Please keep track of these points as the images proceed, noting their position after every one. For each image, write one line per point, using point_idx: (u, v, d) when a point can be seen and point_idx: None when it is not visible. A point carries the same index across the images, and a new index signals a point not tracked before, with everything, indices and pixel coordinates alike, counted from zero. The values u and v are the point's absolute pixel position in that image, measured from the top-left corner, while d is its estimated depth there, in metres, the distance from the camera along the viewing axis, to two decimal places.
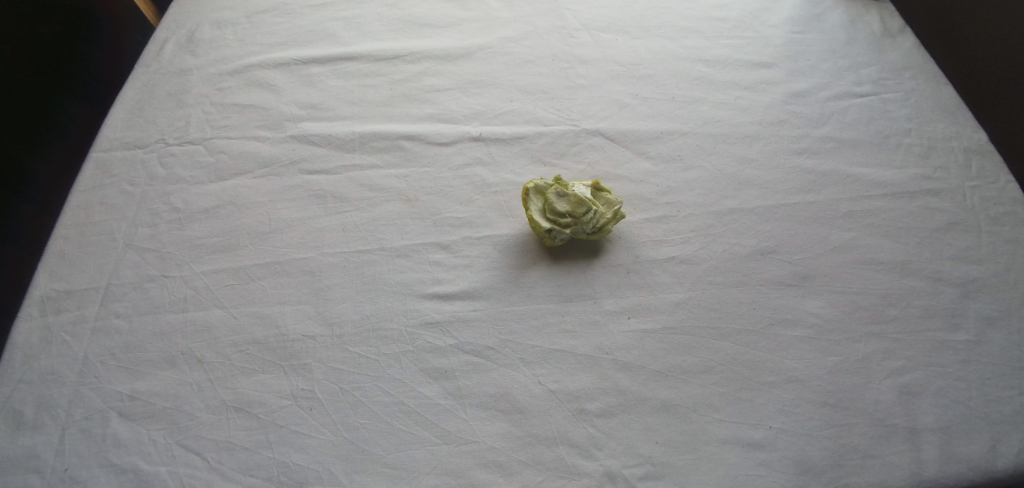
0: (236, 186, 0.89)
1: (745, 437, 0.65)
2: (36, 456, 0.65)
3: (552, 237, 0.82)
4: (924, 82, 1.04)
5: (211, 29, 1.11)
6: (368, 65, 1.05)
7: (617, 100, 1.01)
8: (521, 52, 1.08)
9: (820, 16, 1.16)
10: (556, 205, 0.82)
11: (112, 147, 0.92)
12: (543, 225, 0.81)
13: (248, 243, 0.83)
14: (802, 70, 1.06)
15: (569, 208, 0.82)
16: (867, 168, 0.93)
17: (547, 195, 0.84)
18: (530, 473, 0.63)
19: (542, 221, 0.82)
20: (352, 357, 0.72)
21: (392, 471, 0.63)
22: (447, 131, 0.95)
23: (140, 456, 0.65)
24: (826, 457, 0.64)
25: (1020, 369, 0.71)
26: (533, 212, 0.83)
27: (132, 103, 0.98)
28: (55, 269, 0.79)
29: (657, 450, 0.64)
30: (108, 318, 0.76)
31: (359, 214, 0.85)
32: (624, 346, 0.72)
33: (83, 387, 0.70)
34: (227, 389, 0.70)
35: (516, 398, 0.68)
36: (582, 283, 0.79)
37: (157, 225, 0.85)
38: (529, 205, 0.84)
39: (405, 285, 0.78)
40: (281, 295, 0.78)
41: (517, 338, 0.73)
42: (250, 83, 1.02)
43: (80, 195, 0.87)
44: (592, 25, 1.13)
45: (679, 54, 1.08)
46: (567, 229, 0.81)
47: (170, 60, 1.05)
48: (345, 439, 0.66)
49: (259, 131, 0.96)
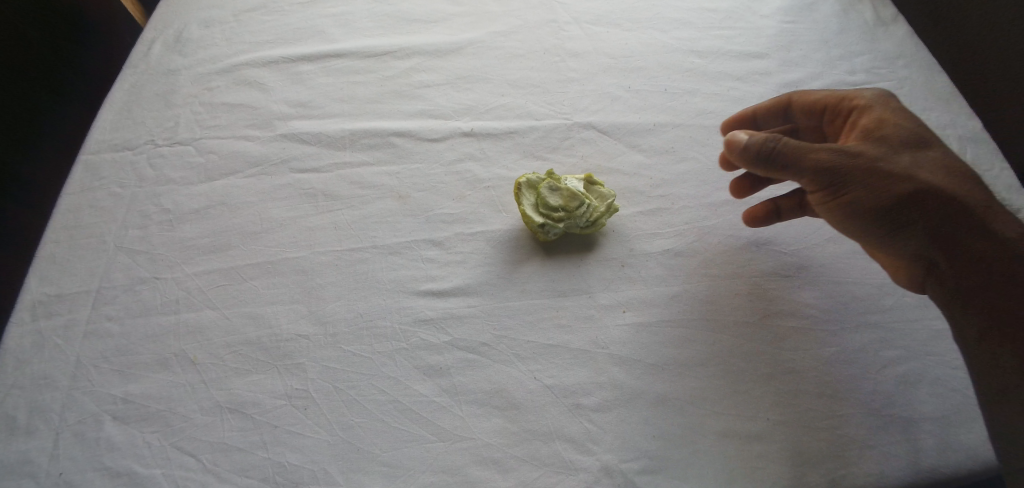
0: (225, 186, 0.88)
1: (743, 429, 0.65)
2: (31, 461, 0.65)
3: (545, 232, 0.81)
4: (918, 69, 1.03)
5: (199, 28, 1.09)
6: (358, 62, 1.04)
7: (609, 93, 1.00)
8: (512, 47, 1.06)
9: (812, 6, 1.14)
10: (548, 199, 0.82)
11: (101, 150, 0.91)
12: (535, 220, 0.80)
13: (238, 242, 0.82)
14: (795, 60, 1.06)
15: (562, 203, 0.82)
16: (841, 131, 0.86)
17: (538, 189, 0.84)
18: (526, 470, 0.63)
19: (534, 216, 0.81)
20: (346, 356, 0.72)
21: (388, 470, 0.64)
22: (438, 126, 0.95)
23: (134, 459, 0.66)
24: (823, 449, 0.64)
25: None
26: (525, 206, 0.82)
27: (119, 105, 0.96)
28: (46, 274, 0.78)
29: (654, 444, 0.65)
30: (100, 321, 0.75)
31: (351, 212, 0.85)
32: (619, 340, 0.72)
33: (76, 391, 0.70)
34: (220, 390, 0.70)
35: (510, 393, 0.68)
36: (575, 276, 0.78)
37: (147, 227, 0.84)
38: (521, 200, 0.83)
39: (399, 283, 0.77)
40: (273, 295, 0.77)
41: (512, 334, 0.73)
42: (240, 82, 1.01)
43: (69, 198, 0.85)
44: (584, 18, 1.12)
45: (670, 46, 1.07)
46: (560, 223, 0.81)
47: (158, 60, 1.03)
48: (341, 438, 0.66)
49: (248, 130, 0.95)
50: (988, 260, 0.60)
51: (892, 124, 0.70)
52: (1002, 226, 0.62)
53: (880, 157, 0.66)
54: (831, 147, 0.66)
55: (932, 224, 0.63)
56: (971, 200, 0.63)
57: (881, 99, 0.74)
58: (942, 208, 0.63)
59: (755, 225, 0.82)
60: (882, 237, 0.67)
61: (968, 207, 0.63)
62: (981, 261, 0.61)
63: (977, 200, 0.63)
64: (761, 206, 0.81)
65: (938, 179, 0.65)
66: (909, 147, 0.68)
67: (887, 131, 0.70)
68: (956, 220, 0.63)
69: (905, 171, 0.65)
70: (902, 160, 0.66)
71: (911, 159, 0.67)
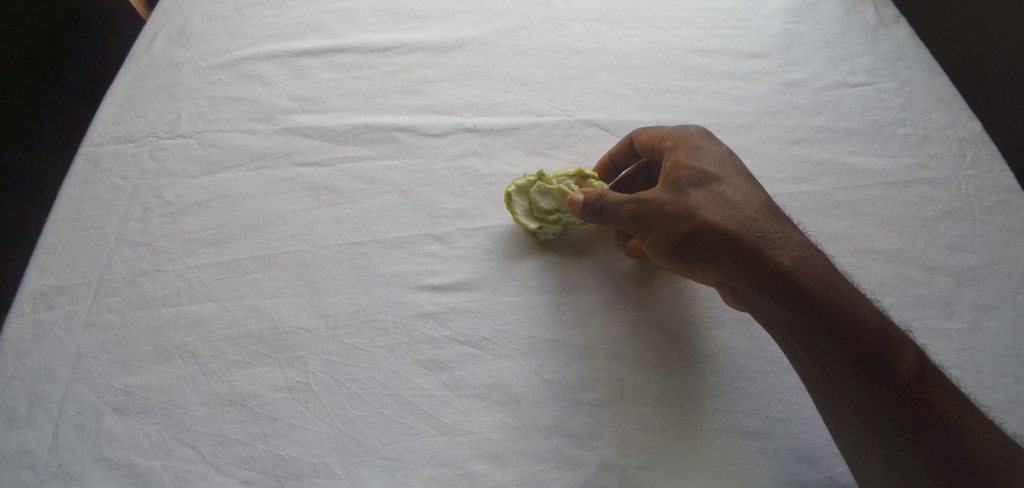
0: (228, 179, 0.88)
1: (741, 425, 0.67)
2: (29, 452, 0.66)
3: (544, 233, 0.81)
4: (920, 70, 1.03)
5: (202, 22, 1.07)
6: (360, 57, 1.02)
7: (612, 90, 1.00)
8: (515, 43, 1.05)
9: (815, 6, 1.13)
10: (541, 203, 0.82)
11: (103, 142, 0.91)
12: (532, 227, 0.81)
13: (240, 235, 0.82)
14: (798, 59, 1.05)
15: (556, 204, 0.82)
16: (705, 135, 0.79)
17: (529, 194, 0.83)
18: (525, 464, 0.65)
19: (531, 222, 0.81)
20: (348, 349, 0.72)
21: (389, 463, 0.65)
22: (440, 122, 0.94)
23: (134, 451, 0.67)
24: (820, 445, 0.66)
25: (993, 356, 0.73)
26: (518, 213, 0.82)
27: (122, 97, 0.96)
28: (46, 265, 0.78)
29: (653, 439, 0.66)
30: (101, 313, 0.75)
31: (353, 207, 0.85)
32: (618, 336, 0.73)
33: (77, 382, 0.70)
34: (221, 383, 0.70)
35: (510, 388, 0.69)
36: (577, 272, 0.79)
37: (149, 220, 0.84)
38: (513, 208, 0.82)
39: (401, 277, 0.78)
40: (274, 288, 0.77)
41: (512, 328, 0.73)
42: (242, 76, 1.00)
43: (69, 190, 0.85)
44: (587, 16, 1.10)
45: (673, 45, 1.06)
46: (557, 224, 0.81)
47: (160, 53, 1.02)
48: (342, 432, 0.67)
49: (251, 124, 0.94)
50: (785, 293, 0.63)
51: (687, 160, 0.72)
52: (784, 255, 0.64)
53: (666, 200, 0.70)
54: (635, 198, 0.71)
55: (732, 259, 0.66)
56: (756, 232, 0.66)
57: (691, 138, 0.75)
58: (731, 243, 0.66)
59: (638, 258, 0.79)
60: (700, 274, 0.70)
61: (761, 240, 0.65)
62: (775, 293, 0.63)
63: (754, 230, 0.66)
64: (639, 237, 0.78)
65: (731, 215, 0.68)
66: (694, 188, 0.70)
67: (679, 171, 0.71)
68: (759, 254, 0.65)
69: (693, 212, 0.68)
70: (690, 199, 0.69)
71: (702, 197, 0.69)
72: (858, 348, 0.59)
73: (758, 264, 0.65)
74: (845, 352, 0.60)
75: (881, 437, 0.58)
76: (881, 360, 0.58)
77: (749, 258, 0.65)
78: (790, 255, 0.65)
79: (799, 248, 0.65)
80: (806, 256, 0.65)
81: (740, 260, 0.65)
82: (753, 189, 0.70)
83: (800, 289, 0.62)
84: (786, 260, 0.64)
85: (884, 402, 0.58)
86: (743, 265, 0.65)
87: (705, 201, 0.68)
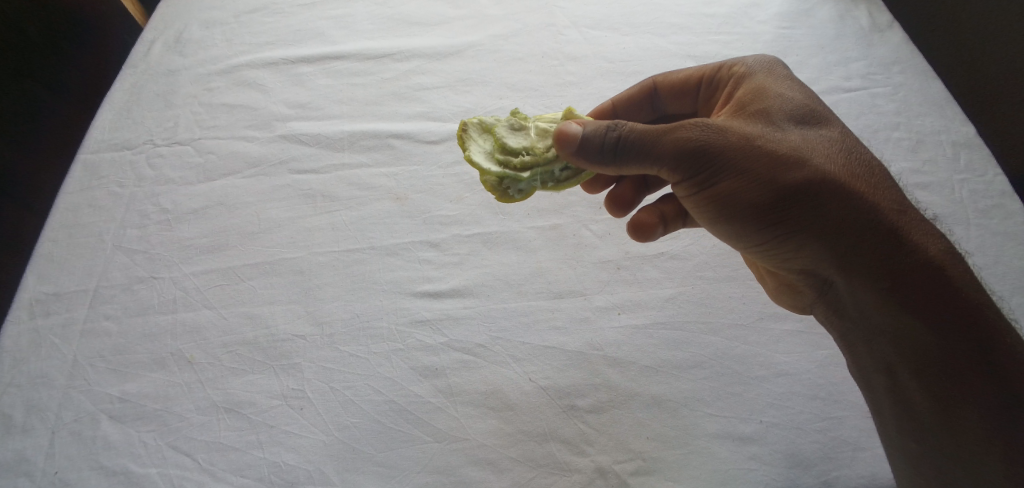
0: (224, 186, 0.88)
1: (735, 431, 0.67)
2: (26, 460, 0.66)
3: (505, 187, 0.72)
4: (914, 75, 1.03)
5: (199, 29, 1.07)
6: (357, 64, 1.03)
7: (607, 97, 1.00)
8: (511, 49, 1.05)
9: (809, 12, 1.13)
10: (508, 146, 0.72)
11: (100, 149, 0.91)
12: (495, 172, 0.70)
13: (236, 243, 0.82)
14: (792, 65, 1.05)
15: (526, 148, 0.72)
16: (768, 62, 0.75)
17: (494, 131, 0.75)
18: (520, 470, 0.65)
19: (492, 166, 0.71)
20: (343, 356, 0.72)
21: (384, 470, 0.66)
22: (436, 129, 0.95)
23: (130, 458, 0.67)
24: (815, 450, 0.66)
25: None
26: (479, 157, 0.72)
27: (119, 104, 0.96)
28: (42, 273, 0.78)
29: (648, 446, 0.67)
30: (97, 320, 0.76)
31: (348, 214, 0.85)
32: (614, 341, 0.74)
33: (72, 390, 0.70)
34: (216, 390, 0.71)
35: (506, 394, 0.70)
36: (570, 278, 0.79)
37: (146, 226, 0.84)
38: (472, 150, 0.73)
39: (397, 284, 0.78)
40: (270, 296, 0.77)
41: (506, 335, 0.74)
42: (239, 83, 1.00)
43: (67, 197, 0.85)
44: (583, 22, 1.10)
45: (668, 51, 1.07)
46: (524, 173, 0.70)
47: (157, 60, 1.02)
48: (337, 439, 0.67)
49: (247, 131, 0.95)
50: (893, 261, 0.56)
51: (775, 102, 0.66)
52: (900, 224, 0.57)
53: (758, 142, 0.60)
54: (718, 131, 0.61)
55: (835, 219, 0.58)
56: (866, 194, 0.59)
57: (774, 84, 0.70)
58: (832, 201, 0.58)
59: (646, 237, 0.77)
60: (768, 236, 0.63)
61: (869, 201, 0.58)
62: (885, 261, 0.56)
63: (862, 193, 0.59)
64: (647, 215, 0.77)
65: (838, 170, 0.59)
66: (794, 134, 0.62)
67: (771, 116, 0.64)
68: (865, 215, 0.57)
69: (789, 156, 0.59)
70: (784, 139, 0.61)
71: (795, 139, 0.61)
72: (966, 334, 0.54)
73: (867, 230, 0.57)
74: (952, 341, 0.54)
75: (958, 434, 0.55)
76: (986, 352, 0.54)
77: (858, 221, 0.57)
78: (905, 226, 0.58)
79: (911, 220, 0.58)
80: (918, 229, 0.58)
81: (844, 220, 0.57)
82: (852, 146, 0.64)
83: (911, 254, 0.56)
84: (902, 231, 0.57)
85: (975, 402, 0.54)
86: (839, 222, 0.57)
87: (805, 149, 0.60)
